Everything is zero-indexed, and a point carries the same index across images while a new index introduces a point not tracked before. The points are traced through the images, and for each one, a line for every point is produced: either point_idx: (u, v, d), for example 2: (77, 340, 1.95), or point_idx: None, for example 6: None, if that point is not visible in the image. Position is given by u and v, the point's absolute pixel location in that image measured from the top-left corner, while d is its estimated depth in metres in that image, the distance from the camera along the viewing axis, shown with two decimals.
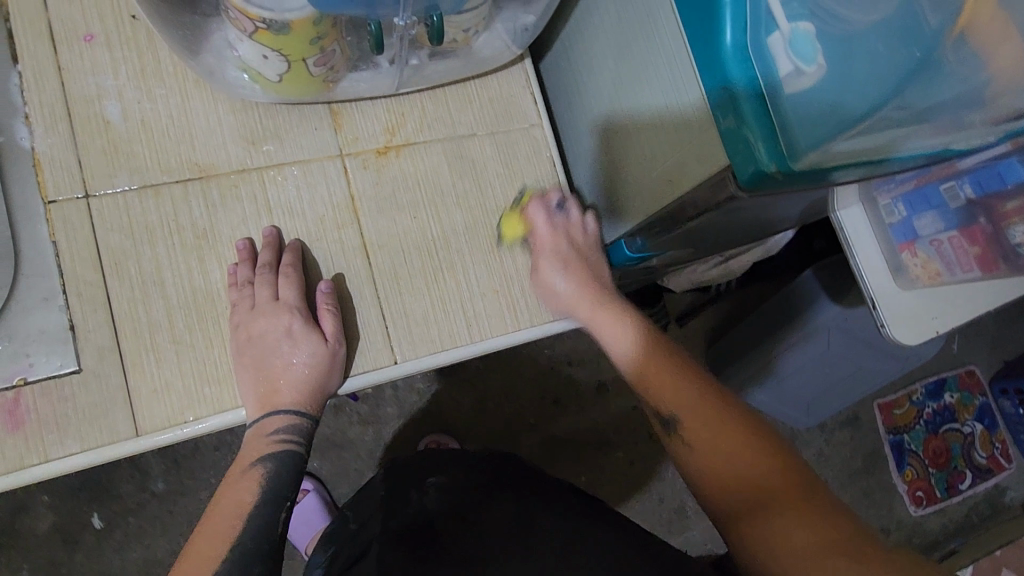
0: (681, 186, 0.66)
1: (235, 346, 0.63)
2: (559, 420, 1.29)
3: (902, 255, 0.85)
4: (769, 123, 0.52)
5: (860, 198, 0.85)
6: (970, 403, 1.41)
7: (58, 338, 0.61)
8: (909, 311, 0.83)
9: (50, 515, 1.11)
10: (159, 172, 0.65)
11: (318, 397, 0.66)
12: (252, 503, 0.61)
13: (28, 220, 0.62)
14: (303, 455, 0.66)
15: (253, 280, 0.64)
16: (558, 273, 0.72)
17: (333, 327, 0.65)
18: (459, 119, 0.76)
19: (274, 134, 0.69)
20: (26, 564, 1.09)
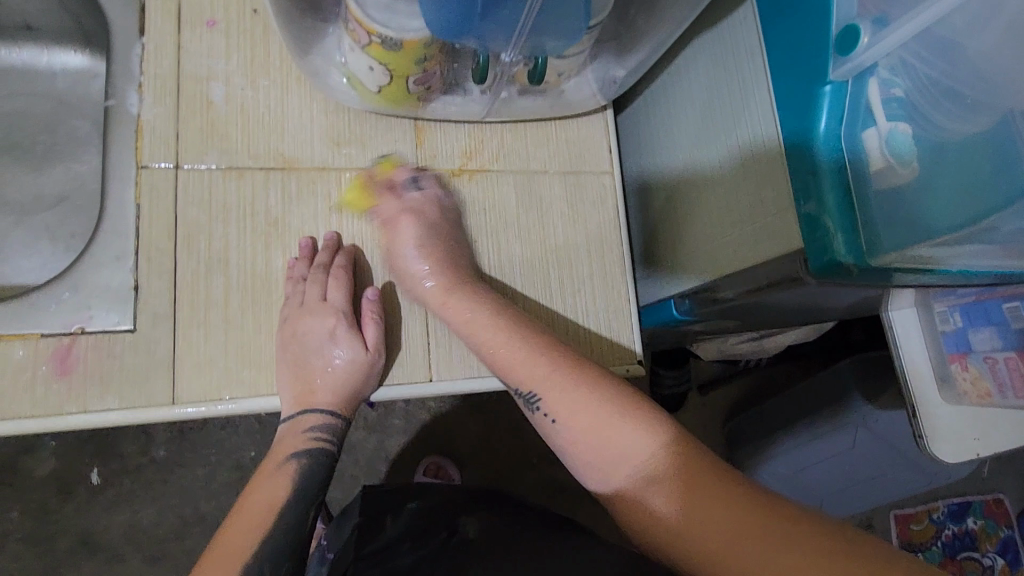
0: (745, 261, 0.66)
1: (281, 341, 0.65)
2: (564, 466, 1.27)
3: (951, 366, 0.83)
4: (852, 217, 0.52)
5: (915, 302, 0.84)
6: (992, 533, 1.32)
7: (119, 297, 0.62)
8: (948, 425, 0.82)
9: (53, 461, 1.13)
10: (247, 156, 0.68)
11: (352, 400, 0.67)
12: (283, 500, 0.62)
13: (118, 181, 0.65)
14: (333, 457, 0.66)
15: (306, 277, 0.66)
16: (413, 244, 0.68)
17: (376, 338, 0.66)
18: (535, 154, 0.77)
19: (358, 139, 0.71)
20: (19, 505, 1.11)
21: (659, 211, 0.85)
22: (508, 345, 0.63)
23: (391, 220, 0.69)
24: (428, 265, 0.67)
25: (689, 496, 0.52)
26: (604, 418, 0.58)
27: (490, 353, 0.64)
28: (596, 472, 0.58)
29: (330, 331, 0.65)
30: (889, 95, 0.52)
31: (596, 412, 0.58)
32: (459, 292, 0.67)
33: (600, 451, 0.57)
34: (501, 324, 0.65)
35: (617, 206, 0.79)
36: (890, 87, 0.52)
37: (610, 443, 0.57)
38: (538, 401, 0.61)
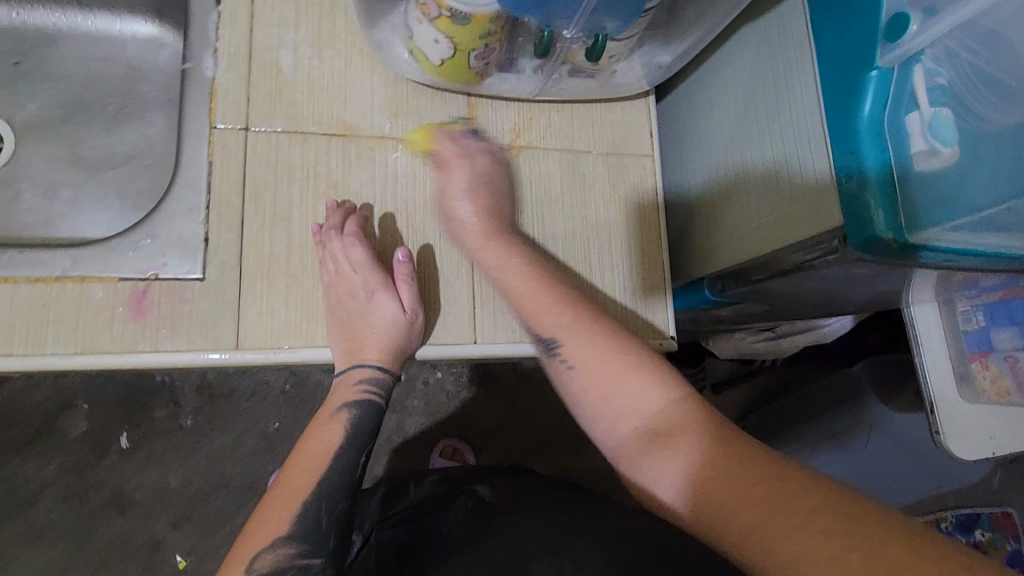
0: (780, 240, 0.69)
1: (330, 301, 0.68)
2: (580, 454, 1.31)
3: (971, 364, 0.86)
4: (891, 196, 0.55)
5: (935, 298, 0.86)
6: (1000, 545, 1.37)
7: (191, 246, 0.66)
8: (967, 425, 0.86)
9: (85, 422, 1.17)
10: (311, 122, 0.72)
11: (400, 356, 0.70)
12: (338, 446, 0.65)
13: (193, 140, 0.69)
14: (382, 408, 0.70)
15: (330, 246, 0.67)
16: (464, 187, 0.71)
17: (410, 298, 0.69)
18: (579, 135, 0.81)
19: (415, 112, 0.75)
20: (52, 463, 1.15)
21: (690, 197, 0.88)
22: (536, 290, 0.67)
23: (448, 160, 0.73)
24: (473, 206, 0.71)
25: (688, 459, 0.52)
26: (613, 368, 0.60)
27: (521, 300, 0.67)
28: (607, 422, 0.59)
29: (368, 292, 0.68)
30: (934, 83, 0.54)
31: (607, 361, 0.61)
32: (505, 237, 0.71)
33: (604, 402, 0.59)
34: (536, 272, 0.68)
35: (657, 187, 0.82)
36: (934, 76, 0.54)
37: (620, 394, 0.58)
38: (556, 344, 0.64)
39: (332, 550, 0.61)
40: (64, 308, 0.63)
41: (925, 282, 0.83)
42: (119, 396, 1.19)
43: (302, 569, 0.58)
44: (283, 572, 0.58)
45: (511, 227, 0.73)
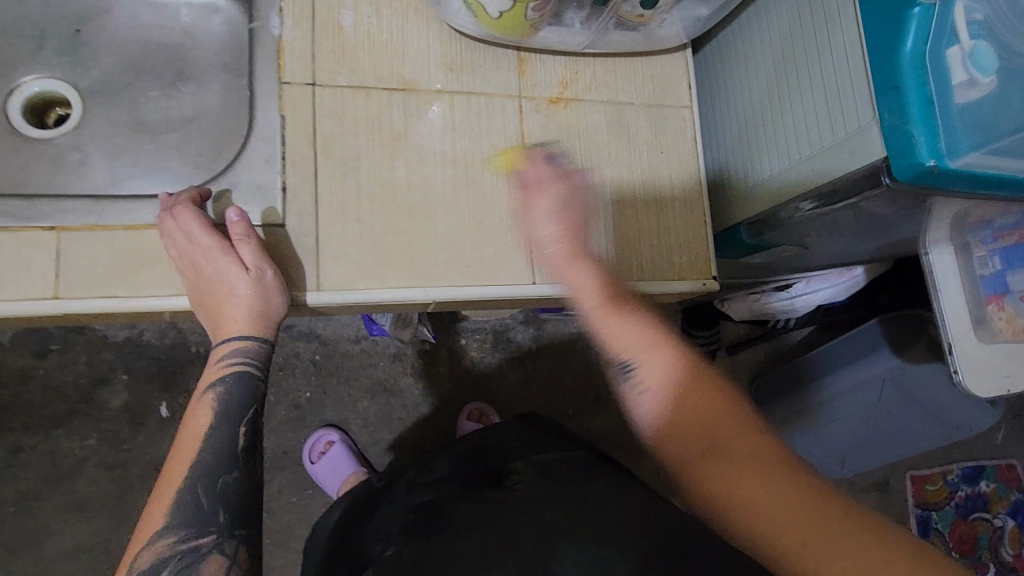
0: (824, 174, 0.72)
1: (183, 280, 0.66)
2: (595, 413, 1.57)
3: (987, 307, 0.90)
4: (934, 124, 0.59)
5: (952, 242, 0.90)
6: (1004, 496, 1.69)
7: (271, 196, 0.71)
8: (982, 362, 0.91)
9: (124, 394, 1.40)
10: (373, 77, 0.75)
11: (264, 319, 0.67)
12: (207, 428, 0.64)
13: (266, 95, 0.73)
14: (257, 376, 0.68)
15: (166, 228, 0.65)
16: (546, 211, 0.71)
17: (255, 254, 0.66)
18: (622, 87, 0.84)
19: (470, 66, 0.79)
20: (95, 434, 1.38)
21: (728, 145, 0.92)
22: (595, 293, 0.69)
23: (537, 184, 0.74)
24: (249, 257, 0.66)
25: (745, 480, 0.54)
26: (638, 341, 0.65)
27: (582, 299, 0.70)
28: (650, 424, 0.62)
29: (212, 264, 0.65)
30: (971, 19, 0.58)
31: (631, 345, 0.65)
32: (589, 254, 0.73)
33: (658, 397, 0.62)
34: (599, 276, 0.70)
35: (695, 133, 0.86)
36: (972, 12, 0.58)
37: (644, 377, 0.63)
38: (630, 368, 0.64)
39: (223, 523, 0.60)
40: (155, 252, 0.67)
41: (940, 225, 0.87)
42: (156, 370, 1.41)
43: (191, 551, 0.58)
44: (170, 558, 0.57)
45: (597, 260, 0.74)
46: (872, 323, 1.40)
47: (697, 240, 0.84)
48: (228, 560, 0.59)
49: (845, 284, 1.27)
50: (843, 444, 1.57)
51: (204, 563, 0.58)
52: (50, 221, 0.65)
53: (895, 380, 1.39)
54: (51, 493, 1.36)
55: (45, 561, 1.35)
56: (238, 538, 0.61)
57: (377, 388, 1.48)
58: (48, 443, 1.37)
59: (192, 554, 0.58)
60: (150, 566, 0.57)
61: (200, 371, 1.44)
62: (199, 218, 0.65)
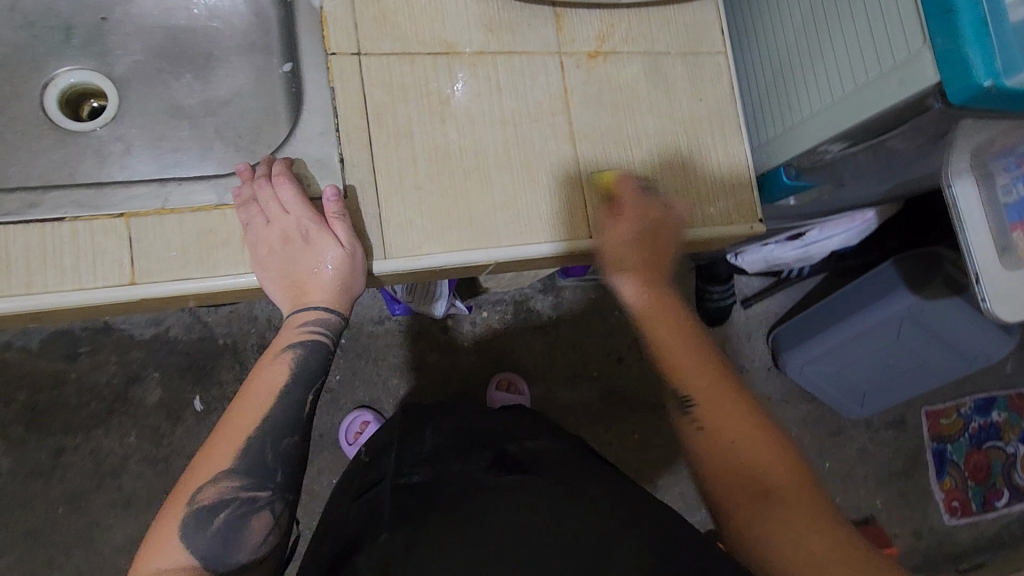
0: (867, 108, 0.74)
1: (270, 251, 0.67)
2: (621, 373, 1.60)
3: (1012, 235, 0.91)
4: (987, 43, 0.60)
5: (973, 173, 0.90)
6: (1016, 424, 1.74)
7: (329, 168, 0.71)
8: (1008, 289, 0.92)
9: (158, 390, 1.41)
10: (416, 42, 0.75)
11: (346, 294, 0.69)
12: (282, 385, 0.67)
13: (313, 67, 0.72)
14: (329, 349, 0.70)
15: (259, 197, 0.67)
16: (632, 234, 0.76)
17: (345, 231, 0.68)
18: (658, 37, 0.85)
19: (509, 25, 0.79)
20: (134, 432, 1.39)
21: (765, 88, 0.93)
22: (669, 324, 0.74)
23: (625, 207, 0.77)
24: (341, 233, 0.68)
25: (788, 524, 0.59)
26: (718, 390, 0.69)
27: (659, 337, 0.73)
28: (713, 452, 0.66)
29: (304, 235, 0.67)
30: None
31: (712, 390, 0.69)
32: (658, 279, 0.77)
33: (716, 438, 0.66)
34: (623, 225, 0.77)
35: (732, 78, 0.86)
36: None
37: (725, 422, 0.66)
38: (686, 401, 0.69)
39: (279, 483, 0.64)
40: (227, 232, 0.68)
41: (961, 153, 0.88)
42: (187, 365, 1.42)
43: (245, 500, 0.62)
44: (227, 502, 0.61)
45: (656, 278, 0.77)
46: (888, 264, 1.44)
47: (743, 189, 0.85)
48: (275, 520, 0.63)
49: (857, 230, 1.32)
50: (862, 383, 1.62)
51: (256, 516, 0.62)
52: (119, 207, 0.65)
53: (914, 318, 1.43)
54: (97, 492, 1.37)
55: (94, 563, 1.35)
56: (287, 500, 0.65)
57: (408, 365, 1.50)
58: (89, 444, 1.37)
59: (249, 504, 0.62)
60: (213, 503, 0.61)
61: (231, 362, 1.45)
62: (293, 194, 0.67)
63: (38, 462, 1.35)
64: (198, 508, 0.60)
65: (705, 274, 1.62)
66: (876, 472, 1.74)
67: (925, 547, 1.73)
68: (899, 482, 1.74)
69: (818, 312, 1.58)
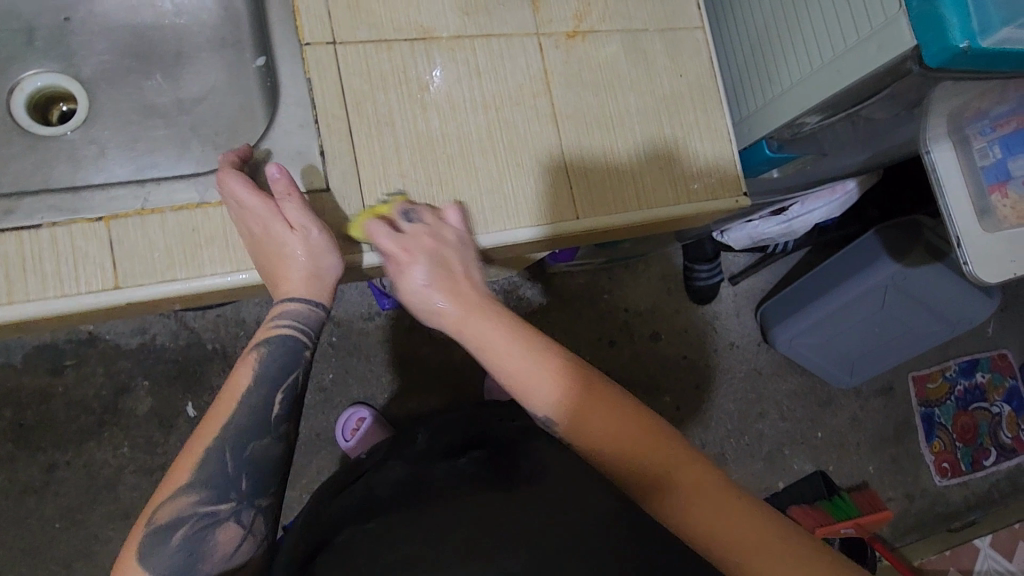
0: (846, 76, 0.74)
1: (243, 245, 0.66)
2: (613, 356, 1.65)
3: (991, 197, 0.91)
4: (964, 4, 0.60)
5: (951, 137, 0.92)
6: (1000, 384, 1.80)
7: (310, 161, 0.70)
8: (990, 250, 0.90)
9: (148, 399, 1.39)
10: (392, 30, 0.74)
11: (321, 279, 0.67)
12: (245, 387, 0.64)
13: (287, 59, 0.71)
14: (305, 342, 0.68)
15: (220, 191, 0.65)
16: (420, 276, 0.66)
17: (299, 213, 0.65)
18: (635, 14, 0.84)
19: (485, 9, 0.78)
20: (127, 442, 1.37)
21: (744, 62, 0.93)
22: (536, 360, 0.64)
23: (395, 254, 0.67)
24: (299, 221, 0.65)
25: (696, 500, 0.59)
26: (588, 401, 0.63)
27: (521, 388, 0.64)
28: (607, 460, 0.63)
29: (263, 225, 0.64)
30: None
31: (581, 400, 0.63)
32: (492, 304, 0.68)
33: (600, 447, 0.62)
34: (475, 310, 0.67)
35: (712, 53, 0.86)
36: None
37: (609, 431, 0.63)
38: (552, 425, 0.64)
39: (244, 491, 0.61)
40: (211, 230, 0.66)
41: (938, 120, 0.90)
42: (175, 373, 1.40)
43: (207, 514, 0.59)
44: (187, 518, 0.59)
45: (487, 295, 0.69)
46: (870, 233, 1.46)
47: (725, 164, 0.85)
48: (244, 529, 0.61)
49: (838, 201, 1.33)
50: (849, 351, 1.64)
51: (220, 528, 0.59)
52: (99, 210, 0.64)
53: (898, 286, 1.45)
54: (94, 505, 1.35)
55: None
56: (259, 508, 0.62)
57: (402, 360, 1.50)
58: (81, 458, 1.35)
59: (211, 518, 0.59)
60: (170, 521, 0.58)
61: (221, 366, 1.43)
62: (244, 183, 0.64)
63: (29, 479, 1.33)
64: (156, 527, 0.58)
65: (692, 254, 1.63)
66: (868, 439, 1.77)
67: (918, 509, 1.76)
68: (891, 448, 1.77)
69: (804, 286, 1.59)
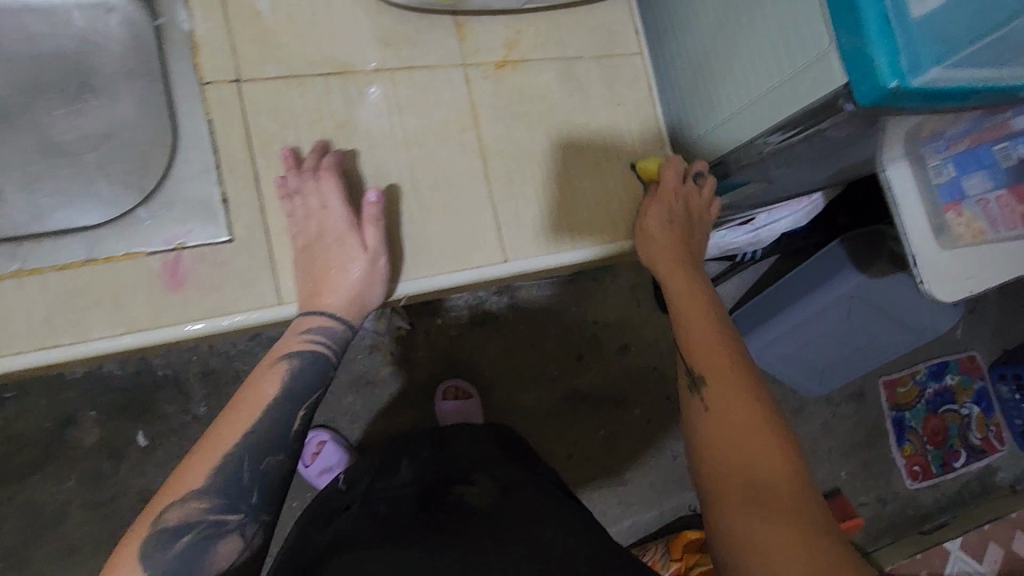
0: (782, 109, 0.71)
1: (298, 248, 0.66)
2: (581, 372, 1.47)
3: (947, 215, 0.91)
4: (894, 40, 0.56)
5: (907, 156, 0.89)
6: (968, 385, 1.78)
7: (211, 209, 0.65)
8: (948, 269, 0.90)
9: (97, 429, 1.23)
10: (304, 63, 0.69)
11: (358, 305, 0.67)
12: (271, 396, 0.63)
13: (187, 99, 0.66)
14: (331, 360, 0.67)
15: (301, 187, 0.65)
16: (661, 220, 0.75)
17: (376, 238, 0.66)
18: (569, 41, 0.80)
19: (407, 39, 0.73)
20: (74, 475, 1.22)
21: (682, 88, 0.89)
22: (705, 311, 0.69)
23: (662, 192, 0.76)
24: (372, 242, 0.66)
25: (783, 534, 0.51)
26: (742, 398, 0.61)
27: (685, 323, 0.69)
28: (725, 451, 0.59)
29: (333, 235, 0.65)
30: None
31: (738, 390, 0.62)
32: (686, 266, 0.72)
33: (733, 436, 0.59)
34: (675, 256, 0.73)
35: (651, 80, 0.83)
36: None
37: (743, 429, 0.59)
38: (701, 385, 0.64)
39: (254, 504, 0.59)
40: (100, 289, 0.62)
41: (894, 142, 0.85)
42: (121, 403, 1.24)
43: (214, 523, 0.56)
44: (192, 526, 0.55)
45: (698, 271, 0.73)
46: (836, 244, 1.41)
47: None
48: (246, 543, 0.58)
49: (806, 209, 1.30)
50: (821, 360, 1.61)
51: (224, 540, 0.56)
52: None
53: (862, 296, 1.40)
54: (36, 542, 1.21)
55: None
56: (263, 522, 0.59)
57: (358, 381, 1.37)
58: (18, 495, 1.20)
59: (215, 528, 0.56)
60: (178, 525, 0.55)
61: (172, 394, 1.27)
62: (339, 189, 0.66)
63: None
64: (161, 530, 0.54)
65: None
66: (839, 445, 1.76)
67: (890, 513, 1.75)
68: (862, 453, 1.76)
69: (766, 302, 1.57)
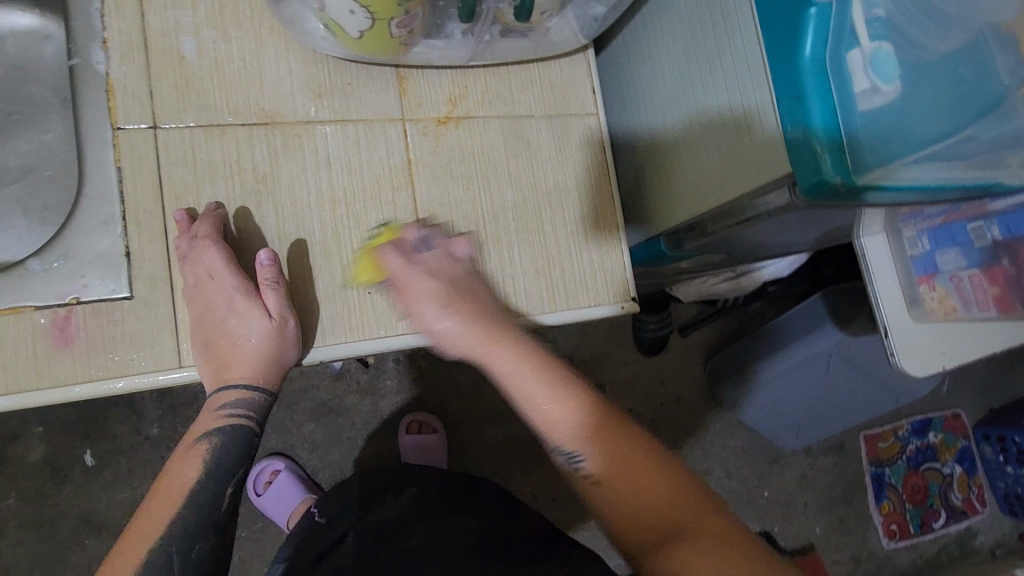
0: (728, 191, 0.67)
1: (192, 323, 0.62)
2: None
3: (920, 288, 0.82)
4: (838, 138, 0.53)
5: (885, 228, 0.82)
6: (952, 444, 1.60)
7: (113, 263, 0.61)
8: (917, 343, 0.80)
9: (42, 446, 1.10)
10: (226, 112, 0.66)
11: (268, 372, 0.65)
12: (193, 481, 0.63)
13: (95, 144, 0.62)
14: (252, 429, 0.66)
15: (186, 257, 0.61)
16: (437, 311, 0.63)
17: (278, 303, 0.63)
18: (519, 98, 0.76)
19: (341, 90, 0.70)
20: (14, 493, 1.08)
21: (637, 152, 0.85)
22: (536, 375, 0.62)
23: (400, 278, 0.64)
24: (273, 308, 0.63)
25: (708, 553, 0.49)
26: (618, 446, 0.59)
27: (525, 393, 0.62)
28: (621, 502, 0.56)
29: (227, 304, 0.62)
30: (871, 16, 0.53)
31: (612, 439, 0.59)
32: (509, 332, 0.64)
33: (622, 485, 0.57)
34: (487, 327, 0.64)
35: (603, 144, 0.79)
36: (873, 7, 0.53)
37: (628, 474, 0.57)
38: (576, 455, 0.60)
39: None
40: None
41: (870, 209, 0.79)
42: (69, 418, 1.11)
43: None
44: None
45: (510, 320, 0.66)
46: (814, 297, 1.24)
47: (613, 263, 0.78)
48: None
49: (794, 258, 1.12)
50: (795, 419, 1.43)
51: None
52: None
53: (841, 353, 1.25)
54: None
55: None
56: None
57: (320, 411, 1.22)
58: None
59: None
60: None
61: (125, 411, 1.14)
62: (222, 256, 0.61)
63: None
64: None
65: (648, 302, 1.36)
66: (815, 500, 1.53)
67: None
68: (838, 507, 1.54)
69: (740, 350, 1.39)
